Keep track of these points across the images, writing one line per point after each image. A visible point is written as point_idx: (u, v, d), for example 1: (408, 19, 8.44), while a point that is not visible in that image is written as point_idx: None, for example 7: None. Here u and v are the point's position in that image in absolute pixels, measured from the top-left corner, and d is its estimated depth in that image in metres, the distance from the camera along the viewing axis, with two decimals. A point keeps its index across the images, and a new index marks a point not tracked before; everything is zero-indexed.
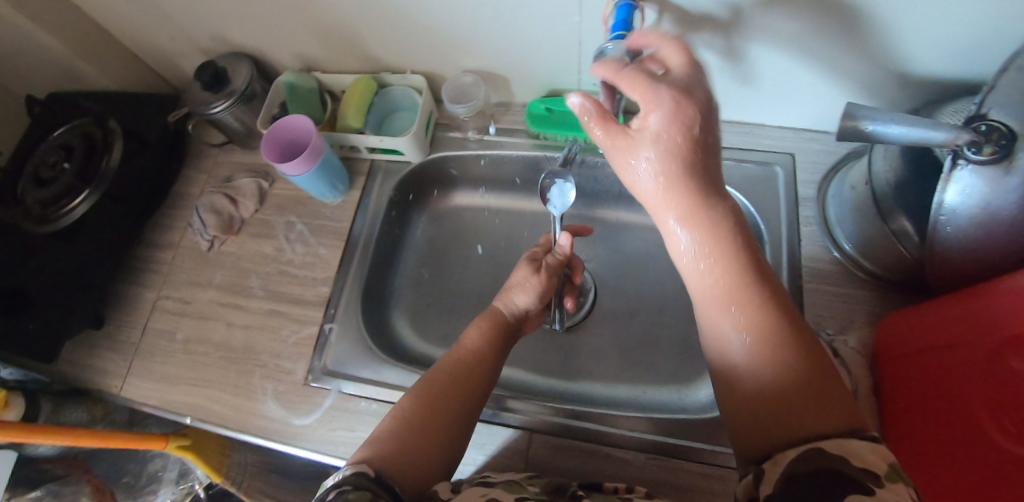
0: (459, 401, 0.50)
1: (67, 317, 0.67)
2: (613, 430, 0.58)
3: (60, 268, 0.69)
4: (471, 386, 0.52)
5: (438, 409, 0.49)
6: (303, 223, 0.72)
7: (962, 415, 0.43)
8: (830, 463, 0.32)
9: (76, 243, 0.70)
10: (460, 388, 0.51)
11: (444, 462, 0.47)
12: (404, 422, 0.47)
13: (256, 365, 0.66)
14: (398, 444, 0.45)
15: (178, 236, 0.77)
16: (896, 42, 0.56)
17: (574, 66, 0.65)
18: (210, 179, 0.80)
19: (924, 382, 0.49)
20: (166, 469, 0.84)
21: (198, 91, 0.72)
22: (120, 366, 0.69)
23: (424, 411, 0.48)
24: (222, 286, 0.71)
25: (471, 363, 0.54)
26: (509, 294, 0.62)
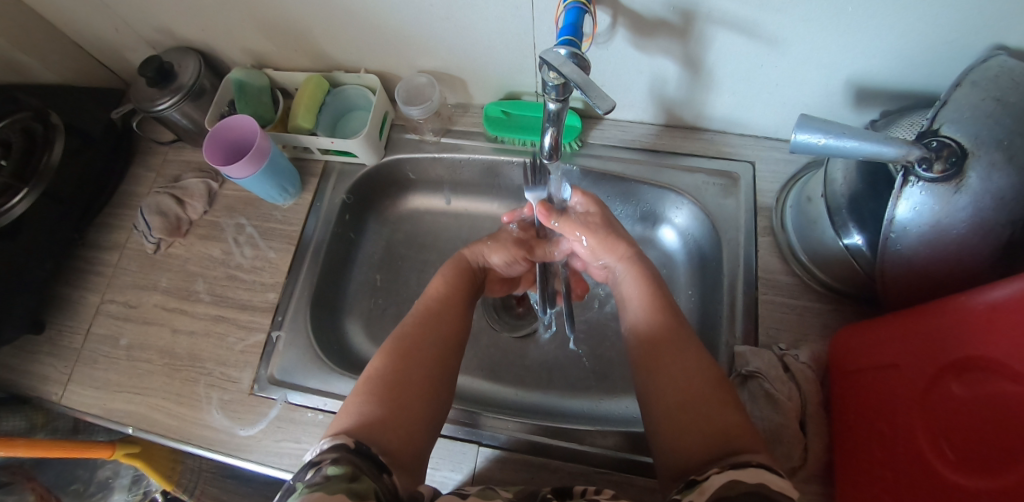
0: (434, 354, 0.49)
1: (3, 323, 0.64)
2: (577, 446, 0.57)
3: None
4: (448, 335, 0.52)
5: (413, 365, 0.48)
6: (253, 226, 0.70)
7: (905, 436, 0.43)
8: (750, 486, 0.35)
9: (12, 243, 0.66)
10: (432, 343, 0.50)
11: (426, 424, 0.45)
12: (379, 384, 0.46)
13: (200, 373, 0.63)
14: (378, 409, 0.44)
15: (125, 236, 0.74)
16: (848, 51, 0.55)
17: (530, 68, 0.63)
18: (159, 178, 0.77)
19: (869, 401, 0.48)
20: (117, 475, 0.82)
21: (143, 86, 0.69)
22: (62, 373, 0.67)
23: (398, 368, 0.47)
24: (169, 290, 0.69)
25: (437, 312, 0.54)
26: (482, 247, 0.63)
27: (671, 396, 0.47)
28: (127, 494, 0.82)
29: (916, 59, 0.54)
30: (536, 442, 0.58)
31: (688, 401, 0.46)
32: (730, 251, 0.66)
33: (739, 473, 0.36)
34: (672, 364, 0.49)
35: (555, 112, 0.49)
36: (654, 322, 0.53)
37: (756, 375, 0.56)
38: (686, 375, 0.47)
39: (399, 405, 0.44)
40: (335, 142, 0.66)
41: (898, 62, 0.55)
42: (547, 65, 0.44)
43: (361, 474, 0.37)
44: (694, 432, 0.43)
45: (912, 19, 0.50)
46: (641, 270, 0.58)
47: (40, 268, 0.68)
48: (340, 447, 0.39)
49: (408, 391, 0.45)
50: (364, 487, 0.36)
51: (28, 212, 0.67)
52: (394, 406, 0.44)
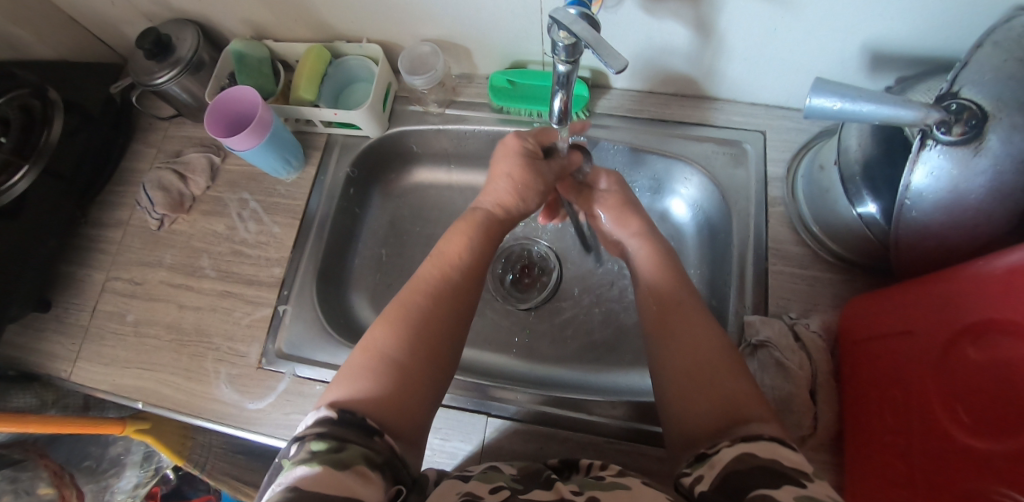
0: (442, 328, 0.47)
1: (9, 300, 0.64)
2: (585, 416, 0.57)
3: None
4: (455, 306, 0.49)
5: (414, 338, 0.46)
6: (257, 200, 0.69)
7: (919, 403, 0.42)
8: (761, 460, 0.35)
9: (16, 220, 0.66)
10: (436, 314, 0.48)
11: (424, 397, 0.44)
12: (379, 357, 0.44)
13: (208, 348, 0.63)
14: (374, 384, 0.42)
15: (128, 213, 0.73)
16: (865, 13, 0.53)
17: (537, 36, 0.62)
18: (160, 154, 0.76)
19: (881, 368, 0.48)
20: (129, 452, 0.83)
21: (141, 59, 0.67)
22: (70, 349, 0.67)
23: (401, 342, 0.45)
24: (174, 266, 0.68)
25: (450, 280, 0.51)
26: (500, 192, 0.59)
27: (680, 371, 0.45)
28: (138, 470, 0.84)
29: (936, 22, 0.52)
30: (545, 413, 0.58)
31: (698, 369, 0.45)
32: (740, 221, 0.65)
33: (751, 446, 0.36)
34: (684, 338, 0.47)
35: (564, 75, 0.48)
36: (673, 294, 0.51)
37: (766, 344, 0.56)
38: (702, 354, 0.46)
39: (398, 378, 0.43)
40: (337, 113, 0.65)
41: (915, 24, 0.53)
42: (556, 24, 0.42)
43: (347, 442, 0.37)
44: (701, 399, 0.43)
45: None
46: (662, 250, 0.57)
47: (45, 245, 0.68)
48: (325, 417, 0.38)
49: (414, 371, 0.44)
50: (351, 457, 0.35)
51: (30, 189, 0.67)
52: (394, 380, 0.43)
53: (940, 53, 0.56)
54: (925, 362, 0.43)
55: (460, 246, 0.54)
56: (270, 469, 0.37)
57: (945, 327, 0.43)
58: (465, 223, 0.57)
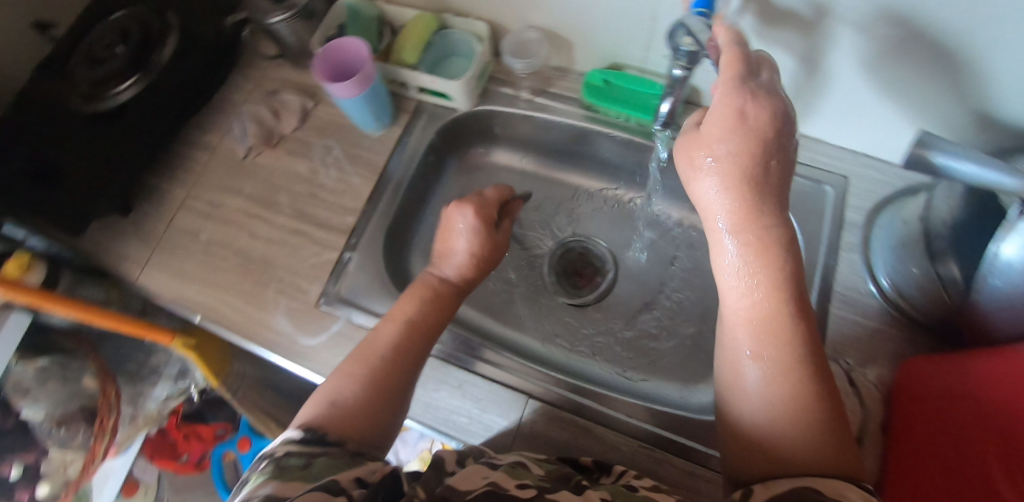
0: (399, 360, 0.50)
1: (99, 199, 0.68)
2: (620, 415, 0.57)
3: (93, 155, 0.68)
4: (413, 343, 0.51)
5: (370, 379, 0.47)
6: (341, 149, 0.71)
7: (974, 468, 0.40)
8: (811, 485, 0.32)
9: (116, 126, 0.70)
10: (401, 354, 0.50)
11: (381, 417, 0.46)
12: (335, 394, 0.46)
13: (272, 278, 0.66)
14: (328, 413, 0.44)
15: (217, 139, 0.76)
16: None
17: (643, 42, 0.63)
18: (255, 89, 0.79)
19: (937, 436, 0.46)
20: (167, 364, 0.86)
21: None
22: (143, 255, 0.71)
23: (354, 384, 0.47)
24: (252, 197, 0.71)
25: (404, 330, 0.52)
26: (444, 260, 0.60)
27: (737, 434, 0.39)
28: (171, 385, 0.87)
29: None
30: (576, 402, 0.58)
31: (755, 430, 0.38)
32: (808, 260, 0.65)
33: (811, 482, 0.32)
34: (749, 380, 0.39)
35: (680, 79, 0.51)
36: (755, 312, 0.40)
37: None
38: (773, 392, 0.38)
39: (358, 409, 0.45)
40: (436, 81, 0.67)
41: None
42: (682, 30, 0.46)
43: (314, 457, 0.38)
44: (755, 450, 0.38)
45: None
46: (752, 245, 0.42)
47: (138, 155, 0.72)
48: (291, 437, 0.40)
49: (373, 397, 0.46)
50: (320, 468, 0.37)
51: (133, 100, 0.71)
52: (349, 408, 0.45)
53: None
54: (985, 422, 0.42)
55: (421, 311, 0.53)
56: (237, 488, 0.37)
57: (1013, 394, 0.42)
58: (423, 287, 0.57)
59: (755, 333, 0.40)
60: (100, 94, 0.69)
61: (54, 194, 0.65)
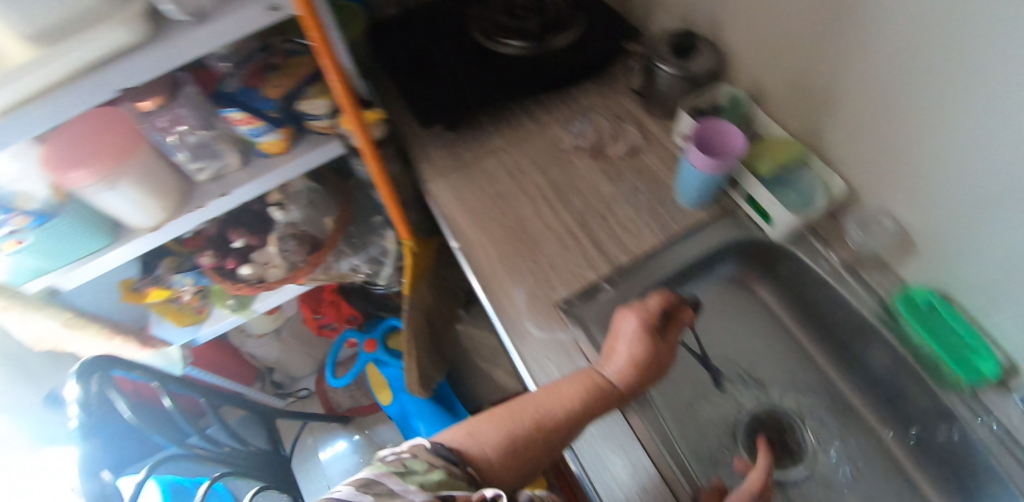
0: (546, 426, 0.51)
1: (440, 105, 0.78)
2: None
3: (460, 80, 0.80)
4: (560, 420, 0.52)
5: (511, 435, 0.51)
6: (646, 196, 0.75)
7: None
8: None
9: (487, 68, 0.82)
10: (547, 421, 0.52)
11: (512, 469, 0.49)
12: (475, 434, 0.50)
13: (531, 256, 0.71)
14: (465, 445, 0.49)
15: (551, 120, 0.83)
16: None
17: (1000, 301, 0.57)
18: (601, 100, 0.85)
19: None
20: (374, 246, 0.96)
21: (670, 49, 0.78)
22: (440, 168, 0.79)
23: (496, 431, 0.51)
24: (551, 181, 0.77)
25: (553, 404, 0.53)
26: (609, 360, 0.57)
27: None
28: (362, 260, 0.94)
29: None
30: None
31: None
32: None
33: None
34: None
35: None
36: None
37: None
38: None
39: (490, 449, 0.49)
40: (772, 202, 0.68)
41: None
42: None
43: (434, 465, 0.43)
44: None
45: None
46: None
47: (489, 96, 0.80)
48: (422, 443, 0.45)
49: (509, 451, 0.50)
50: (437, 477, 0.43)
51: (511, 57, 0.82)
52: (484, 448, 0.49)
53: None
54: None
55: (572, 395, 0.53)
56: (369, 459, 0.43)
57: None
58: (585, 377, 0.55)
59: None
60: (493, 42, 0.82)
61: (423, 87, 0.79)
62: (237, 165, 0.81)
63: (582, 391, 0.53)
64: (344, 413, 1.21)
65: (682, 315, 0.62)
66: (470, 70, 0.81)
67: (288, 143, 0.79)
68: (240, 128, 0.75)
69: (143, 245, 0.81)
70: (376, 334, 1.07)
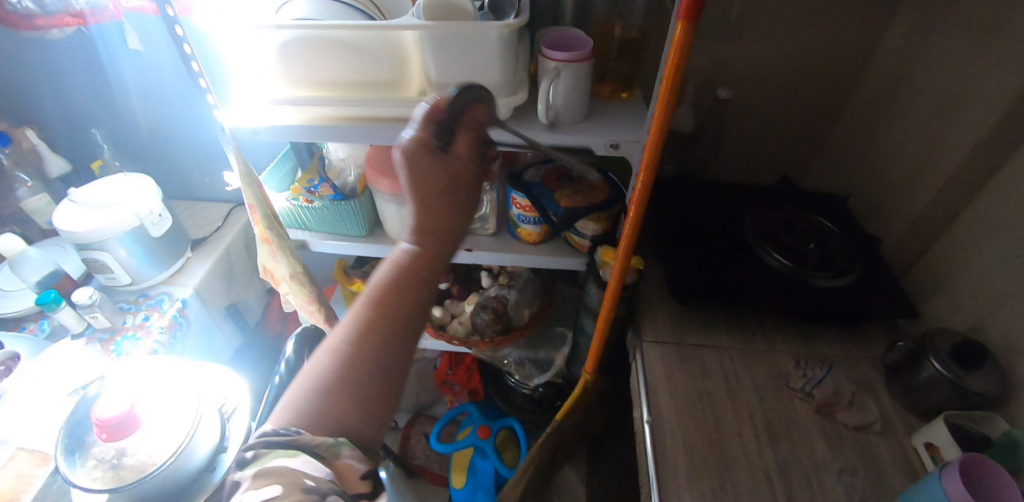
0: (382, 313, 0.48)
1: (689, 283, 0.81)
2: None
3: (715, 268, 0.82)
4: (391, 312, 0.48)
5: (344, 360, 0.47)
6: (865, 486, 0.65)
7: None
8: None
9: (746, 266, 0.82)
10: (381, 325, 0.48)
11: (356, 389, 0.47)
12: (336, 352, 0.48)
13: (716, 475, 0.65)
14: (309, 393, 0.48)
15: (783, 348, 0.80)
16: None
17: None
18: (843, 358, 0.80)
19: None
20: (543, 353, 1.03)
21: (949, 346, 0.71)
22: (659, 335, 0.81)
23: (339, 365, 0.47)
24: (764, 411, 0.72)
25: (370, 305, 0.48)
26: (393, 258, 0.51)
27: None
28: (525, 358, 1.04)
29: None
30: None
31: None
32: None
33: None
34: None
35: None
36: None
37: None
38: None
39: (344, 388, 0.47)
40: None
41: None
42: None
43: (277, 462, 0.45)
44: None
45: None
46: None
47: (736, 297, 0.80)
48: (272, 432, 0.48)
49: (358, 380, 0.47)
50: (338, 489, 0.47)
51: (774, 270, 0.81)
52: (321, 388, 0.47)
53: None
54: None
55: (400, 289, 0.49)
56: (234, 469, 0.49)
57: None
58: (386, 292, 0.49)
59: None
60: (761, 249, 0.84)
61: (680, 260, 0.84)
62: (490, 232, 0.89)
63: (395, 287, 0.49)
64: (415, 465, 1.22)
65: (467, 135, 0.52)
66: (728, 262, 0.83)
67: (541, 238, 0.86)
68: (514, 210, 0.84)
69: (380, 253, 0.89)
70: (491, 424, 1.13)
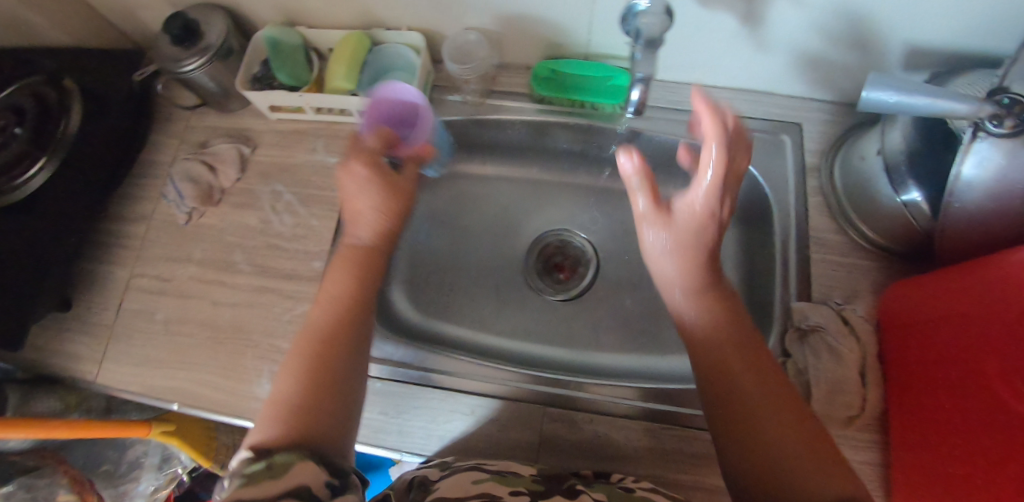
0: (344, 366, 0.43)
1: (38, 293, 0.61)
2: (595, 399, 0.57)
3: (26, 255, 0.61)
4: (330, 351, 0.43)
5: (309, 378, 0.41)
6: (290, 192, 0.67)
7: (976, 402, 0.42)
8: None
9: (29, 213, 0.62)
10: (305, 364, 0.42)
11: (331, 391, 0.41)
12: (273, 405, 0.40)
13: (248, 345, 0.61)
14: (281, 417, 0.39)
15: (150, 208, 0.69)
16: (901, 23, 0.53)
17: (584, 26, 0.60)
18: (182, 145, 0.72)
19: (929, 356, 0.48)
20: (147, 454, 0.80)
21: (168, 46, 0.64)
22: (95, 350, 0.64)
23: (301, 385, 0.41)
24: (205, 262, 0.65)
25: (328, 331, 0.44)
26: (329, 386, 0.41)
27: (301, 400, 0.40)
28: (156, 474, 0.81)
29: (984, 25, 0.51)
30: (576, 399, 0.58)
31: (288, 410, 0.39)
32: (780, 207, 0.64)
33: None
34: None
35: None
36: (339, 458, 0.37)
37: (818, 329, 0.55)
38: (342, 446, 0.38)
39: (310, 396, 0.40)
40: None
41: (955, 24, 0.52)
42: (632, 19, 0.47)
43: (275, 454, 0.35)
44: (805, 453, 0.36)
45: None
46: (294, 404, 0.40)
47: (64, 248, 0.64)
48: (241, 459, 0.36)
49: (319, 383, 0.41)
50: (278, 470, 0.34)
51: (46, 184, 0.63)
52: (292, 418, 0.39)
53: (982, 54, 0.56)
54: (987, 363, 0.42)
55: (287, 391, 0.40)
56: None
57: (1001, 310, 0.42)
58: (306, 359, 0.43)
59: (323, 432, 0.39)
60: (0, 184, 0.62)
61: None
62: None
63: (296, 380, 0.41)
64: None
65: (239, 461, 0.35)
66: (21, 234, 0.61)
67: None
68: None
69: None
70: None
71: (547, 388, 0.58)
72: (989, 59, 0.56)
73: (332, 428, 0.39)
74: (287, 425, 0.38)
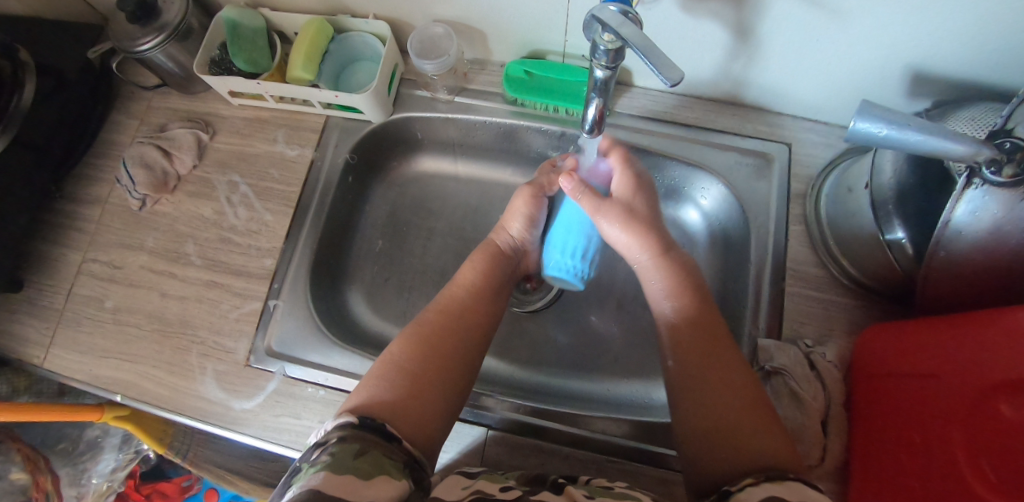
0: (455, 360, 0.46)
1: None
2: (572, 428, 0.55)
3: None
4: (451, 349, 0.47)
5: (427, 354, 0.45)
6: (248, 184, 0.65)
7: (933, 467, 0.36)
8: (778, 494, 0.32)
9: None
10: (450, 360, 0.46)
11: (446, 389, 0.44)
12: (393, 370, 0.44)
13: (192, 341, 0.59)
14: (387, 382, 0.43)
15: (107, 190, 0.68)
16: (903, 43, 0.48)
17: (560, 26, 0.56)
18: (142, 127, 0.69)
19: (892, 412, 0.43)
20: (107, 435, 0.81)
21: (123, 20, 0.60)
22: (43, 334, 0.62)
23: (421, 357, 0.45)
24: (156, 251, 0.64)
25: (456, 329, 0.48)
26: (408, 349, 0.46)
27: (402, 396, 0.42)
28: (116, 453, 0.83)
29: (993, 51, 0.46)
30: (549, 430, 0.55)
31: (407, 397, 0.42)
32: (759, 233, 0.60)
33: (774, 485, 0.33)
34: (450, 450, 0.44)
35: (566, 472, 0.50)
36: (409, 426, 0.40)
37: (780, 372, 0.52)
38: (413, 406, 0.41)
39: (420, 377, 0.44)
40: (339, 96, 0.59)
41: (962, 49, 0.47)
42: (600, 24, 0.38)
43: (368, 447, 0.36)
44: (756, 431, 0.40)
45: (969, 17, 0.44)
46: (404, 388, 0.42)
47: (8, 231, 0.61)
48: (346, 423, 0.38)
49: (440, 370, 0.45)
50: (374, 461, 0.35)
51: None
52: (410, 384, 0.43)
53: (987, 84, 0.51)
54: (952, 437, 0.36)
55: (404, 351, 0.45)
56: (288, 473, 0.35)
57: (973, 381, 0.37)
58: (423, 328, 0.48)
59: (416, 428, 0.41)
60: None
61: None
62: None
63: (417, 350, 0.46)
64: None
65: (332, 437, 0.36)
66: None
67: None
68: None
69: None
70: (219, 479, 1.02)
71: (531, 417, 0.56)
72: (995, 91, 0.51)
73: (428, 418, 0.42)
74: (384, 402, 0.41)
